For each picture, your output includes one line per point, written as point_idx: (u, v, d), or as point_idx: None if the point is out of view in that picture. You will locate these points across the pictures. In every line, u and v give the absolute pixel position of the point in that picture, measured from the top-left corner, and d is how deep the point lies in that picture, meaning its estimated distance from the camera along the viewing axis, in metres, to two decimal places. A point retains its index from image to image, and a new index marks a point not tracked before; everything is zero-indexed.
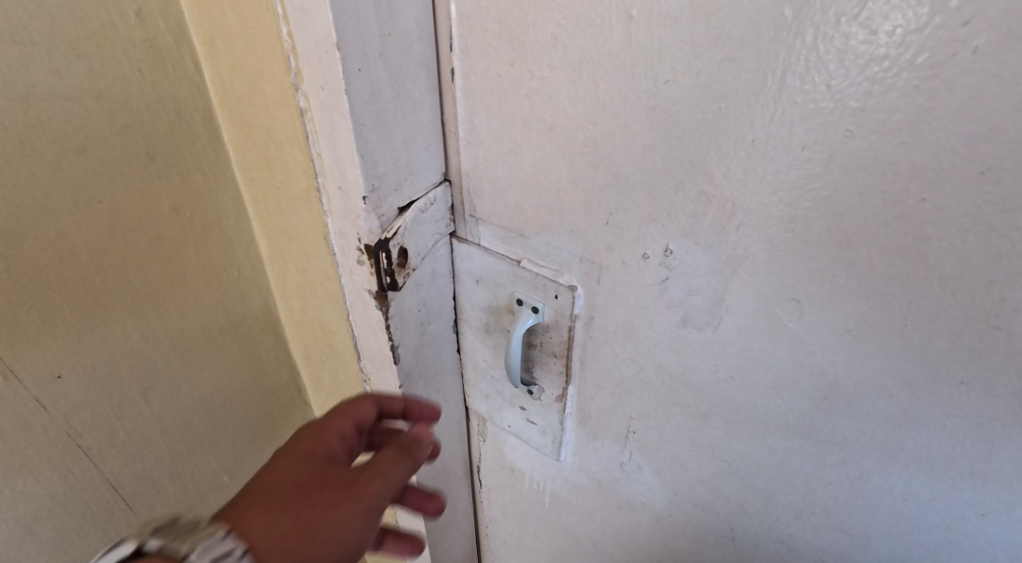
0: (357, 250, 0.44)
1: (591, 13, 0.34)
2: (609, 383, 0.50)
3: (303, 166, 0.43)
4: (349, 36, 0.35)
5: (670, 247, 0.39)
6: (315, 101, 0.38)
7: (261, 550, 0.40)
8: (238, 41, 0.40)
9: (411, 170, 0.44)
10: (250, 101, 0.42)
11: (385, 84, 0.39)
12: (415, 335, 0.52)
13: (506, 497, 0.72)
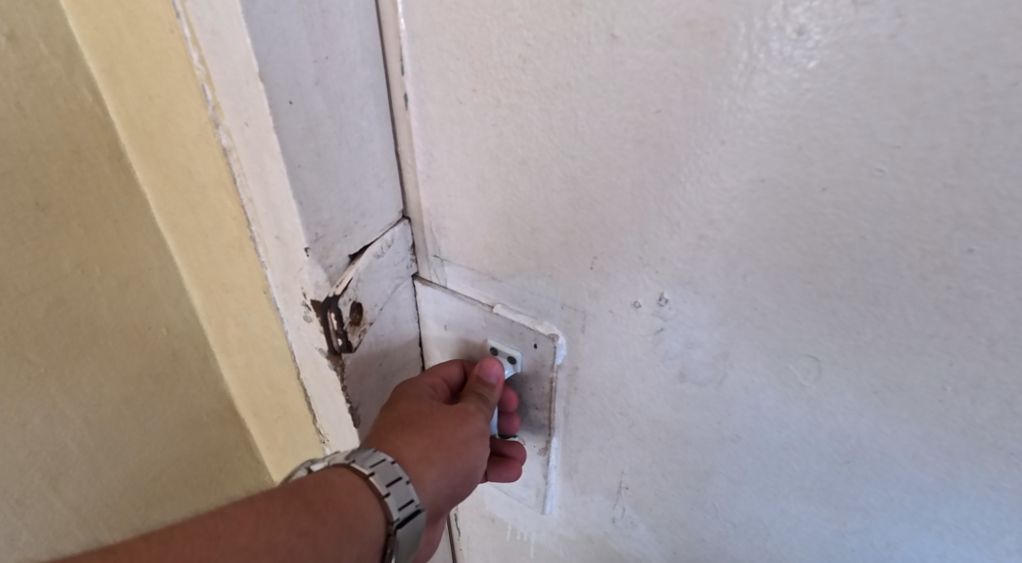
0: (303, 305, 0.38)
1: (566, 32, 0.28)
2: (598, 436, 0.45)
3: (234, 213, 0.38)
4: (272, 64, 0.29)
5: (665, 295, 0.34)
6: (239, 138, 0.32)
7: (407, 462, 0.38)
8: (146, 69, 0.34)
9: (362, 211, 0.37)
10: (166, 139, 0.38)
11: (323, 116, 0.33)
12: (378, 391, 0.46)
13: (487, 546, 0.66)
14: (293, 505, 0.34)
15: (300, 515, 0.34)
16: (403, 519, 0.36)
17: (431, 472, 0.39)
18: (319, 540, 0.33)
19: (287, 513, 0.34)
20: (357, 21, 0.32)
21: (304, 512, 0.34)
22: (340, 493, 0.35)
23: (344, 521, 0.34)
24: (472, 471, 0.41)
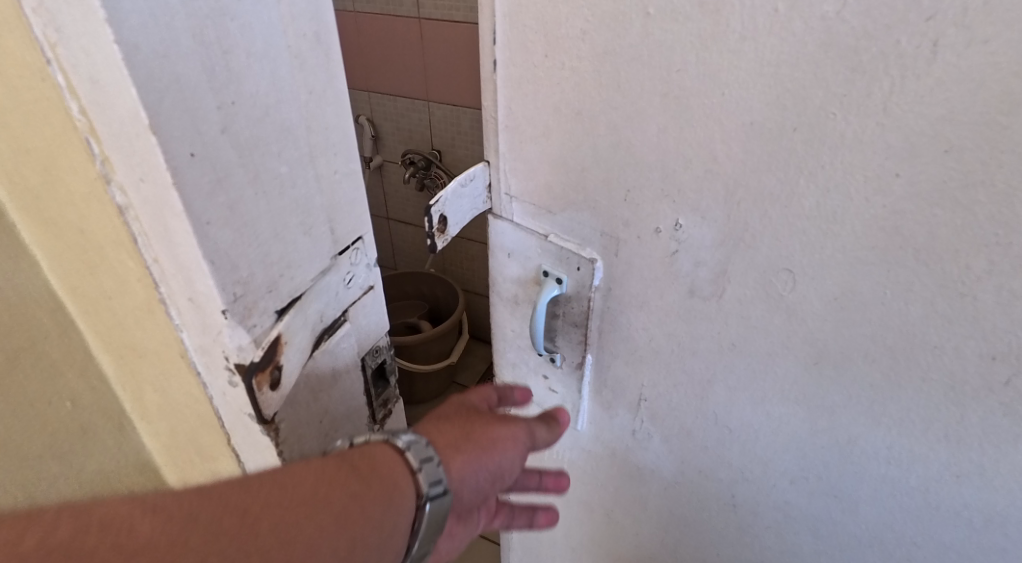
0: (227, 367, 0.44)
1: (614, 11, 0.39)
2: (624, 353, 0.54)
3: (138, 273, 0.44)
4: (168, 112, 0.32)
5: (680, 221, 0.43)
6: (136, 196, 0.37)
7: (439, 446, 0.43)
8: (47, 143, 0.40)
9: (287, 262, 0.43)
10: (68, 200, 0.43)
11: (235, 164, 0.37)
12: (315, 429, 0.52)
13: (528, 466, 0.77)
14: (341, 468, 0.39)
15: (349, 477, 0.38)
16: (434, 495, 0.40)
17: (457, 459, 0.43)
18: (368, 505, 0.38)
19: (341, 475, 0.38)
20: (270, 66, 0.37)
21: (353, 477, 0.38)
22: (381, 465, 0.40)
23: (384, 487, 0.39)
24: (500, 473, 0.46)
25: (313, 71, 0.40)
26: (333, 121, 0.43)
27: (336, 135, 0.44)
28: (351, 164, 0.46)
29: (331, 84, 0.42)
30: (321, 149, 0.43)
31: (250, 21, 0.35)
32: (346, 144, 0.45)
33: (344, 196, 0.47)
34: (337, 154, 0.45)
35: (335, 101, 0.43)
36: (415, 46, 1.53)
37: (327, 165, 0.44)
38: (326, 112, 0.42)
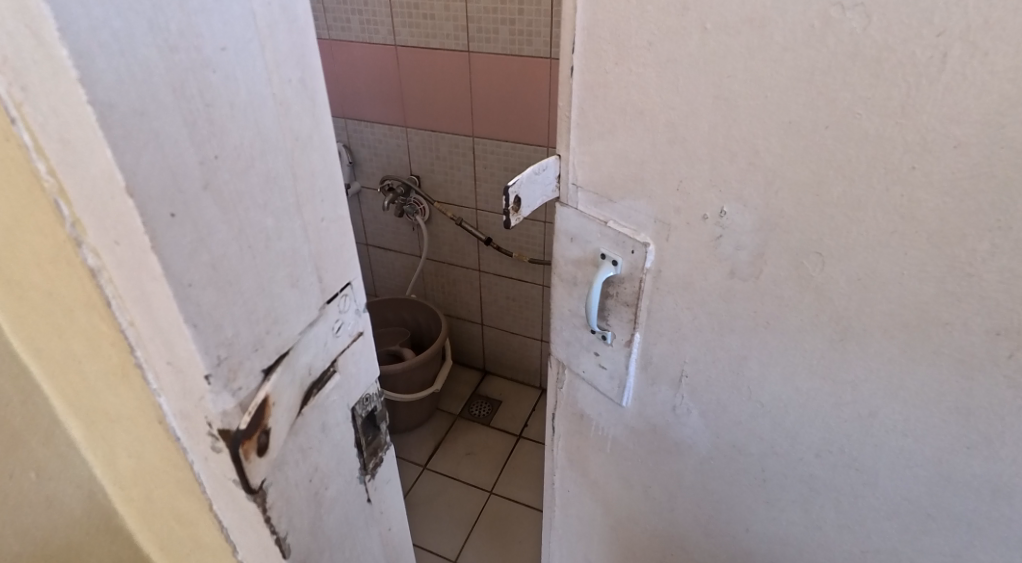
0: (209, 434, 0.44)
1: (676, 26, 0.46)
2: (669, 331, 0.60)
3: (111, 339, 0.43)
4: (146, 172, 0.33)
5: (724, 209, 0.49)
6: (109, 258, 0.37)
7: None
8: (17, 209, 0.40)
9: (274, 319, 0.44)
10: (35, 255, 0.43)
11: (219, 220, 0.38)
12: (305, 488, 0.54)
13: (574, 443, 0.84)
14: None
15: None
16: None
17: None
18: None
19: None
20: (253, 119, 0.38)
21: None
22: None
23: None
24: None
25: (306, 121, 0.42)
26: (323, 168, 0.45)
27: (325, 181, 0.46)
28: (337, 210, 0.48)
29: (319, 133, 0.44)
30: (312, 195, 0.45)
31: (234, 73, 0.36)
32: (334, 190, 0.47)
33: (333, 244, 0.49)
34: (330, 199, 0.47)
35: (324, 149, 0.45)
36: (462, 85, 1.67)
37: (317, 213, 0.46)
38: (314, 160, 0.44)
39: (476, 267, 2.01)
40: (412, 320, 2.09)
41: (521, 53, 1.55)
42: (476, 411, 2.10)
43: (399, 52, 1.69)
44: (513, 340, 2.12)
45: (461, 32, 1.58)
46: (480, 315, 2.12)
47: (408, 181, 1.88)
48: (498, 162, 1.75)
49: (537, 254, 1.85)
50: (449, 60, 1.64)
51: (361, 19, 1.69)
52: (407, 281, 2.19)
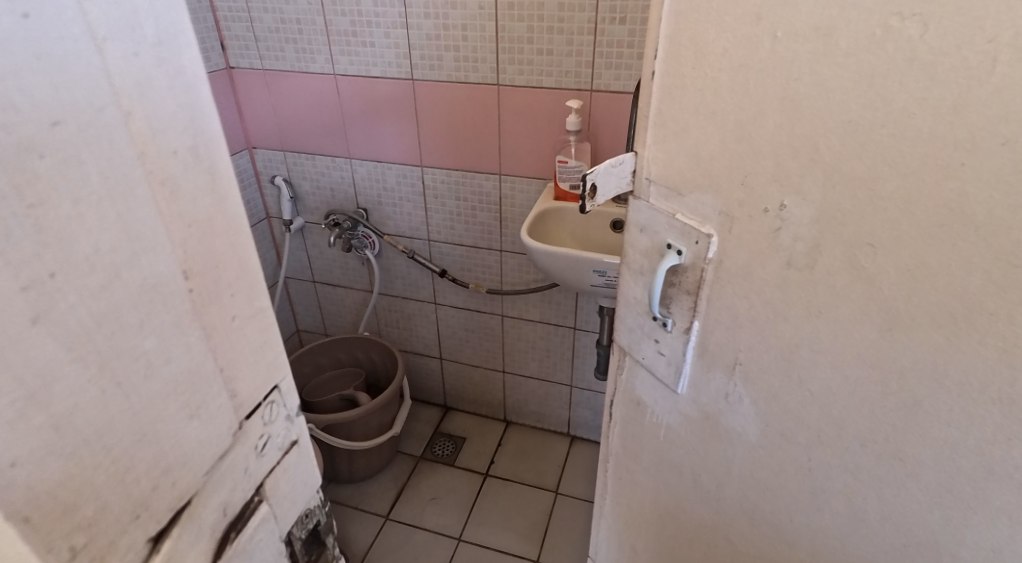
0: None
1: (752, 33, 0.50)
2: (727, 319, 0.64)
3: None
4: None
5: (785, 203, 0.53)
6: None
7: None
8: None
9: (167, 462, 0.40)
10: None
11: (65, 359, 0.32)
12: None
13: (630, 430, 0.89)
14: None
15: None
16: None
17: None
18: None
19: None
20: (120, 206, 0.33)
21: None
22: None
23: None
24: None
25: (206, 202, 0.39)
26: (233, 254, 0.42)
27: (235, 269, 0.42)
28: (254, 303, 0.45)
29: (222, 213, 0.40)
30: (224, 286, 0.42)
31: (88, 148, 0.31)
32: (253, 277, 0.44)
33: (255, 338, 0.46)
34: (244, 288, 0.44)
35: (235, 234, 0.42)
36: (410, 110, 1.60)
37: (232, 308, 0.43)
38: (220, 247, 0.41)
39: (432, 300, 1.98)
40: (363, 358, 2.11)
41: (465, 81, 1.50)
42: (438, 452, 2.09)
43: (338, 81, 1.63)
44: (475, 375, 2.12)
45: (405, 59, 1.53)
46: (439, 348, 2.11)
47: (355, 215, 1.82)
48: (449, 193, 1.70)
49: (493, 283, 1.85)
50: (394, 88, 1.58)
51: (296, 48, 1.62)
52: (357, 320, 2.14)
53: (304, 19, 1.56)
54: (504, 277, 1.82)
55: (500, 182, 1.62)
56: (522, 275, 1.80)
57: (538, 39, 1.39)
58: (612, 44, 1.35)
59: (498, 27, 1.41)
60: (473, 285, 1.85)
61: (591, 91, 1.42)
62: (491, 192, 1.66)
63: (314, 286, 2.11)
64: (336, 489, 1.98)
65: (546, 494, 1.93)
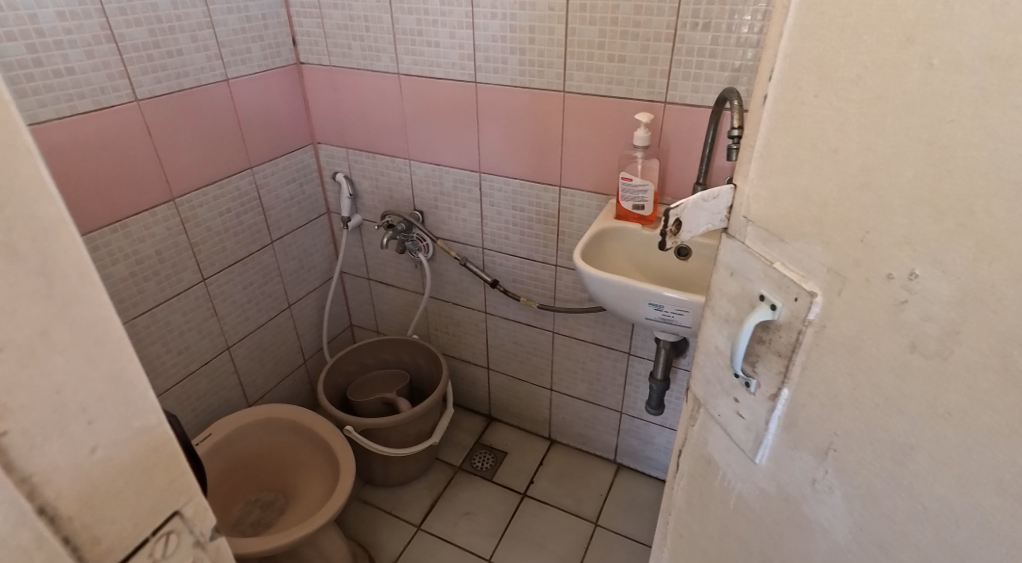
0: None
1: (895, 59, 0.41)
2: (823, 395, 0.53)
3: None
4: None
5: (916, 271, 0.43)
6: None
7: None
8: None
9: None
10: None
11: None
12: None
13: (696, 488, 0.79)
14: None
15: None
16: None
17: None
18: None
19: None
20: None
21: None
22: None
23: None
24: None
25: (34, 312, 0.27)
26: (87, 367, 0.30)
27: (97, 383, 0.31)
28: (132, 423, 0.33)
29: (66, 323, 0.28)
30: (75, 409, 0.30)
31: None
32: (135, 389, 0.33)
33: (130, 464, 0.34)
34: (119, 404, 0.32)
35: (93, 345, 0.30)
36: (471, 114, 1.54)
37: (95, 435, 0.31)
38: (65, 363, 0.29)
39: (482, 309, 1.92)
40: (409, 360, 2.07)
41: (529, 86, 1.42)
42: (477, 464, 2.02)
43: (402, 81, 1.58)
44: (520, 388, 2.04)
45: (469, 61, 1.46)
46: (487, 358, 2.04)
47: (410, 217, 1.77)
48: (506, 201, 1.63)
49: (546, 299, 1.76)
50: (456, 90, 1.52)
51: (362, 45, 1.58)
52: (407, 321, 2.10)
53: (372, 17, 1.53)
54: (557, 293, 1.73)
55: (560, 194, 1.54)
56: (576, 292, 1.70)
57: (608, 45, 1.30)
58: (691, 52, 1.23)
59: (568, 30, 1.32)
60: (524, 298, 1.77)
61: (664, 103, 1.31)
62: (550, 204, 1.57)
63: (368, 283, 2.08)
64: (372, 491, 1.94)
65: (584, 524, 1.83)
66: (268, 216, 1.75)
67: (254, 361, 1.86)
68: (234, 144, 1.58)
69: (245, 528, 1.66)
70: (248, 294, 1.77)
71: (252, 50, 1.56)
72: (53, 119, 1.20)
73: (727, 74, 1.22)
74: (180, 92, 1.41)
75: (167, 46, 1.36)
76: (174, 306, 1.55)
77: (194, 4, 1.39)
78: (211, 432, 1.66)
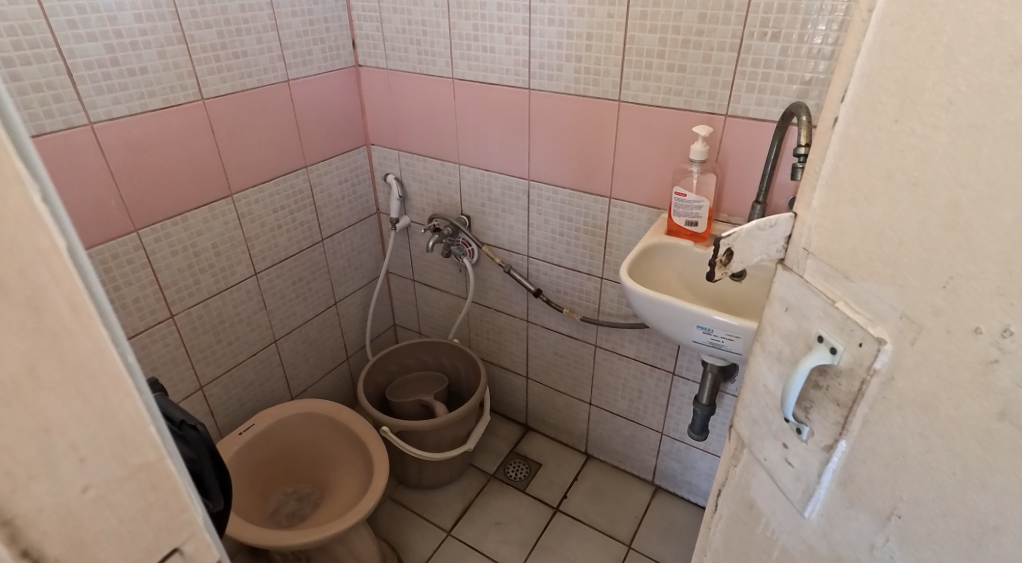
0: None
1: (998, 84, 0.36)
2: (888, 453, 0.49)
3: None
4: None
5: (1009, 328, 0.38)
6: None
7: None
8: None
9: None
10: None
11: None
12: None
13: (736, 532, 0.74)
14: None
15: None
16: None
17: None
18: None
19: None
20: None
21: None
22: None
23: None
24: None
25: (23, 349, 0.29)
26: (79, 405, 0.32)
27: (91, 422, 0.33)
28: (129, 460, 0.36)
29: (57, 360, 0.30)
30: (66, 448, 0.32)
31: None
32: (131, 426, 0.35)
33: (125, 499, 0.36)
34: (114, 441, 0.35)
35: (86, 381, 0.32)
36: (523, 120, 1.51)
37: (87, 473, 0.34)
38: (55, 403, 0.31)
39: (525, 317, 1.89)
40: (448, 364, 2.05)
41: (583, 94, 1.39)
42: (511, 474, 1.99)
43: (456, 86, 1.57)
44: (558, 400, 2.00)
45: (523, 67, 1.44)
46: (526, 367, 2.01)
47: (457, 222, 1.77)
48: (554, 210, 1.60)
49: (590, 312, 1.72)
50: (509, 96, 1.50)
51: (419, 49, 1.58)
52: (449, 325, 2.10)
53: (430, 21, 1.53)
54: (601, 306, 1.68)
55: (609, 206, 1.50)
56: (621, 307, 1.65)
57: (668, 54, 1.25)
58: (756, 63, 1.17)
59: (627, 38, 1.28)
60: (566, 309, 1.73)
61: (724, 116, 1.25)
62: (598, 215, 1.53)
63: (413, 284, 2.08)
64: (405, 492, 1.94)
65: (617, 546, 1.77)
66: (319, 214, 1.77)
67: (299, 355, 1.89)
68: (291, 143, 1.61)
69: (280, 519, 1.68)
70: (297, 290, 1.80)
71: (314, 53, 1.59)
72: (126, 115, 1.24)
73: (795, 87, 1.15)
74: (244, 91, 1.45)
75: (234, 47, 1.40)
76: (226, 298, 1.59)
77: (261, 7, 1.43)
78: (254, 421, 1.69)
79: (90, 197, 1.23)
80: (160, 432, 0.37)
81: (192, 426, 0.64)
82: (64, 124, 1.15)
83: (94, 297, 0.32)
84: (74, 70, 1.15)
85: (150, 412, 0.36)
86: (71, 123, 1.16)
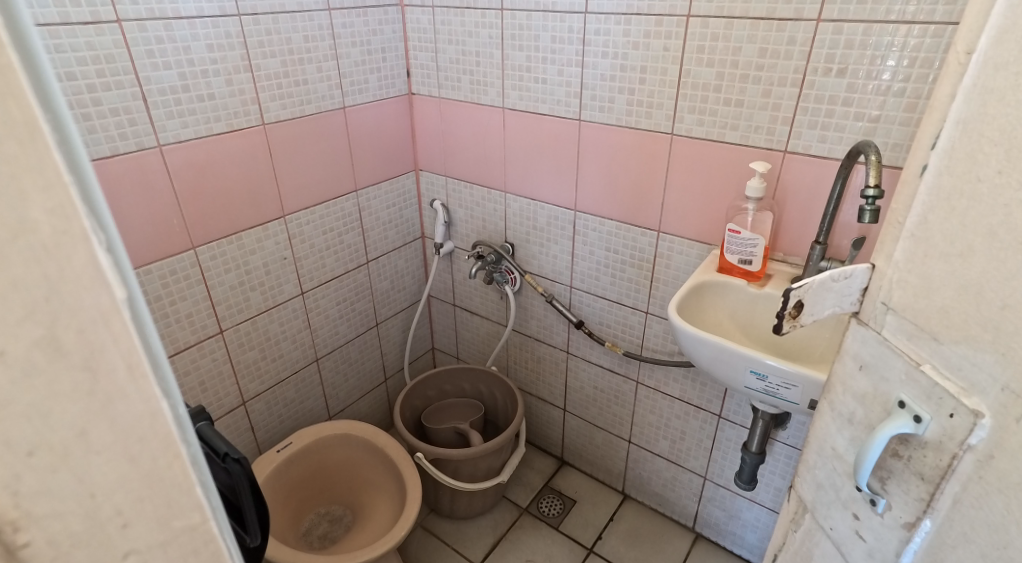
0: None
1: None
2: (985, 542, 0.44)
3: None
4: None
5: None
6: None
7: None
8: None
9: None
10: None
11: None
12: None
13: None
14: None
15: None
16: None
17: None
18: None
19: None
20: None
21: None
22: None
23: None
24: None
25: (75, 411, 0.29)
26: (126, 467, 0.32)
27: (137, 483, 0.33)
28: (172, 524, 0.36)
29: (107, 421, 0.31)
30: (110, 512, 0.32)
31: None
32: (176, 489, 0.35)
33: None
34: (159, 503, 0.35)
35: (136, 443, 0.32)
36: (572, 148, 1.50)
37: (129, 539, 0.34)
38: (101, 467, 0.31)
39: (565, 348, 1.85)
40: (486, 393, 2.02)
41: (635, 126, 1.37)
42: (544, 509, 1.93)
43: (506, 115, 1.58)
44: (597, 436, 1.94)
45: (574, 98, 1.43)
46: (564, 400, 1.96)
47: (500, 249, 1.76)
48: (599, 242, 1.57)
49: (632, 347, 1.67)
50: (559, 128, 1.50)
51: (472, 79, 1.60)
52: (487, 352, 2.08)
53: (483, 53, 1.54)
54: (645, 342, 1.63)
55: (657, 239, 1.46)
56: (666, 344, 1.59)
57: (726, 89, 1.22)
58: (821, 99, 1.12)
59: (681, 71, 1.25)
60: (608, 343, 1.69)
61: (783, 153, 1.20)
62: (645, 248, 1.49)
63: (454, 309, 2.08)
64: (436, 521, 1.91)
65: None
66: (366, 236, 1.79)
67: (339, 375, 1.90)
68: (343, 168, 1.64)
69: (312, 540, 1.66)
70: (341, 310, 1.81)
71: (370, 81, 1.62)
72: (193, 139, 1.29)
73: (863, 124, 1.10)
74: (302, 118, 1.49)
75: (296, 76, 1.44)
76: (273, 316, 1.62)
77: (323, 38, 1.47)
78: (292, 440, 1.69)
79: (152, 216, 1.27)
80: (205, 492, 0.37)
81: (234, 459, 0.62)
82: (136, 146, 1.20)
83: (151, 352, 0.32)
84: (150, 95, 1.20)
85: (198, 472, 0.36)
86: (143, 144, 1.21)
